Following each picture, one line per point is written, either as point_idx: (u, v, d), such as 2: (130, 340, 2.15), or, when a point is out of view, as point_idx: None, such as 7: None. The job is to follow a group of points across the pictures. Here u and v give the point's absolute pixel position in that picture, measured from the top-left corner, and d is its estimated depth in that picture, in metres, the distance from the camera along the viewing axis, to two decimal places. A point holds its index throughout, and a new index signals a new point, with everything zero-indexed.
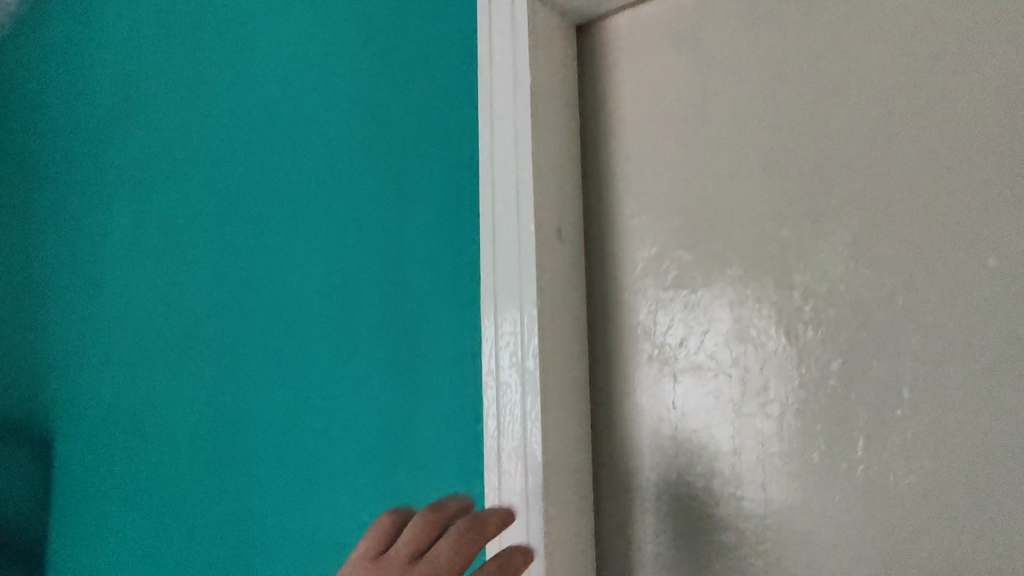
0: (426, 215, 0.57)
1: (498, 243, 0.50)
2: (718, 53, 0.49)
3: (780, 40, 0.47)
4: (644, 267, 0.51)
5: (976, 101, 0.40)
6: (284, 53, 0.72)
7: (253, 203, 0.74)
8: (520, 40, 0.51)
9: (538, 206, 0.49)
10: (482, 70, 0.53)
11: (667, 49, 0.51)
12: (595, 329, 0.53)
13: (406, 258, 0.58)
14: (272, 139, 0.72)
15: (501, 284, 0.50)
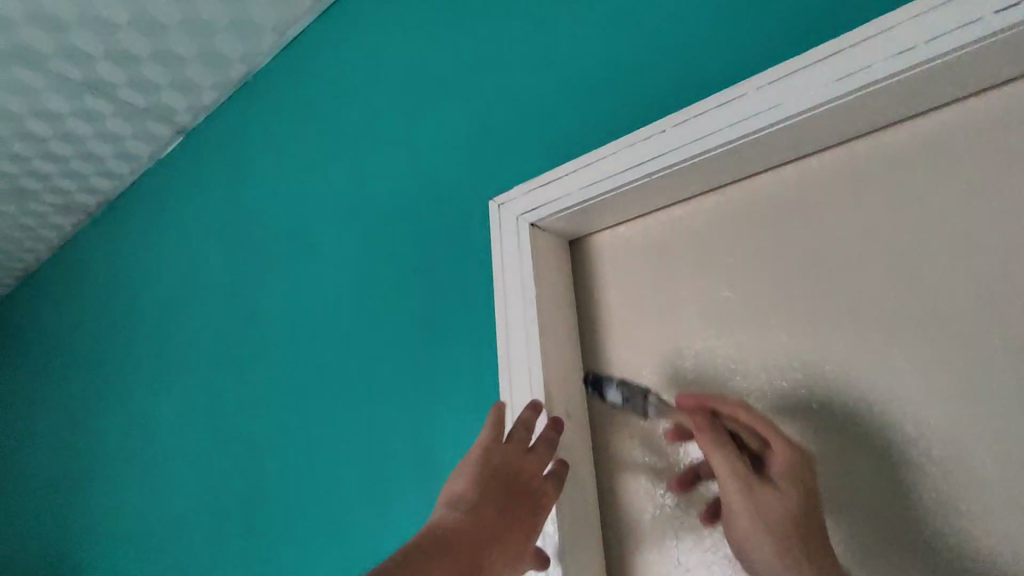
0: (452, 394, 0.69)
1: (513, 400, 0.61)
2: (682, 267, 0.63)
3: (728, 259, 0.60)
4: (642, 437, 0.62)
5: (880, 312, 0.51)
6: (346, 255, 0.91)
7: (316, 383, 0.89)
8: (527, 261, 0.65)
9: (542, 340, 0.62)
10: (496, 284, 0.66)
11: (643, 263, 0.66)
12: (605, 488, 0.63)
13: (436, 428, 0.70)
14: (333, 330, 0.89)
15: (515, 397, 0.61)
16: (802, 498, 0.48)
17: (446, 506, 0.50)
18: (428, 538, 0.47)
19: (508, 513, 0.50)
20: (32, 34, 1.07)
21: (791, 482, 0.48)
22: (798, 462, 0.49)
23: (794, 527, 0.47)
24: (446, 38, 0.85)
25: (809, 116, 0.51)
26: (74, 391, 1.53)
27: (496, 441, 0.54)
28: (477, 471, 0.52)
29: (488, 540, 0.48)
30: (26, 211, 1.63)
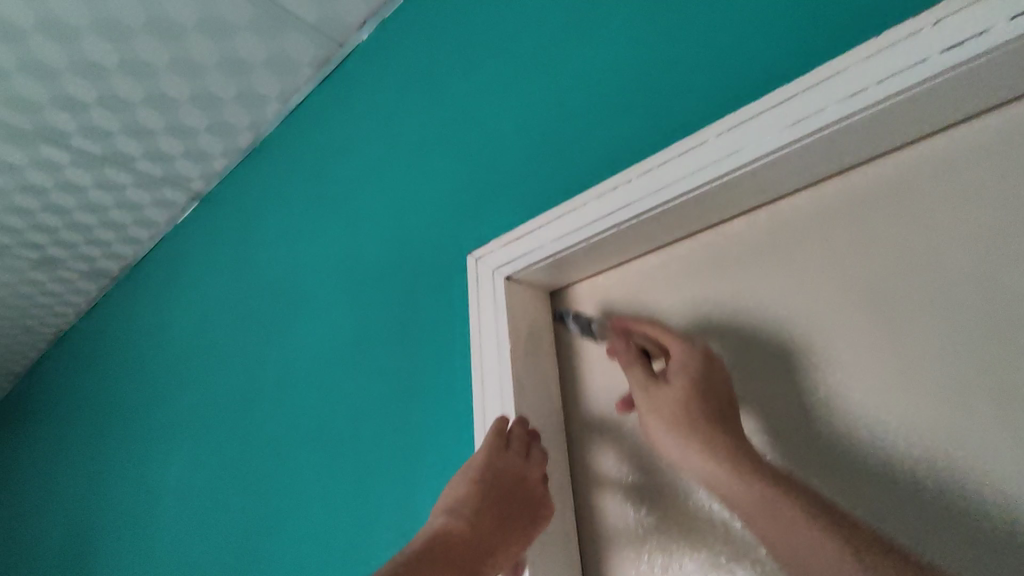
0: (432, 454, 0.68)
1: (485, 402, 0.62)
2: (659, 314, 0.62)
3: (704, 305, 0.59)
4: (622, 493, 0.60)
5: (859, 356, 0.49)
6: (342, 309, 0.91)
7: (308, 441, 0.88)
8: (502, 317, 0.65)
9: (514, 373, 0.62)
10: (474, 340, 0.66)
11: (620, 312, 0.65)
12: (587, 550, 0.60)
13: (418, 491, 0.68)
14: (324, 387, 0.89)
15: (486, 399, 0.62)
16: (691, 386, 0.50)
17: (448, 513, 0.52)
18: (433, 546, 0.49)
19: (507, 521, 0.52)
20: (55, 115, 1.14)
21: (683, 377, 0.51)
22: (692, 357, 0.52)
23: (687, 412, 0.49)
24: (431, 100, 0.88)
25: (770, 160, 0.50)
26: (92, 451, 1.55)
27: (498, 450, 0.56)
28: (478, 481, 0.54)
29: (490, 548, 0.51)
30: (54, 278, 1.69)
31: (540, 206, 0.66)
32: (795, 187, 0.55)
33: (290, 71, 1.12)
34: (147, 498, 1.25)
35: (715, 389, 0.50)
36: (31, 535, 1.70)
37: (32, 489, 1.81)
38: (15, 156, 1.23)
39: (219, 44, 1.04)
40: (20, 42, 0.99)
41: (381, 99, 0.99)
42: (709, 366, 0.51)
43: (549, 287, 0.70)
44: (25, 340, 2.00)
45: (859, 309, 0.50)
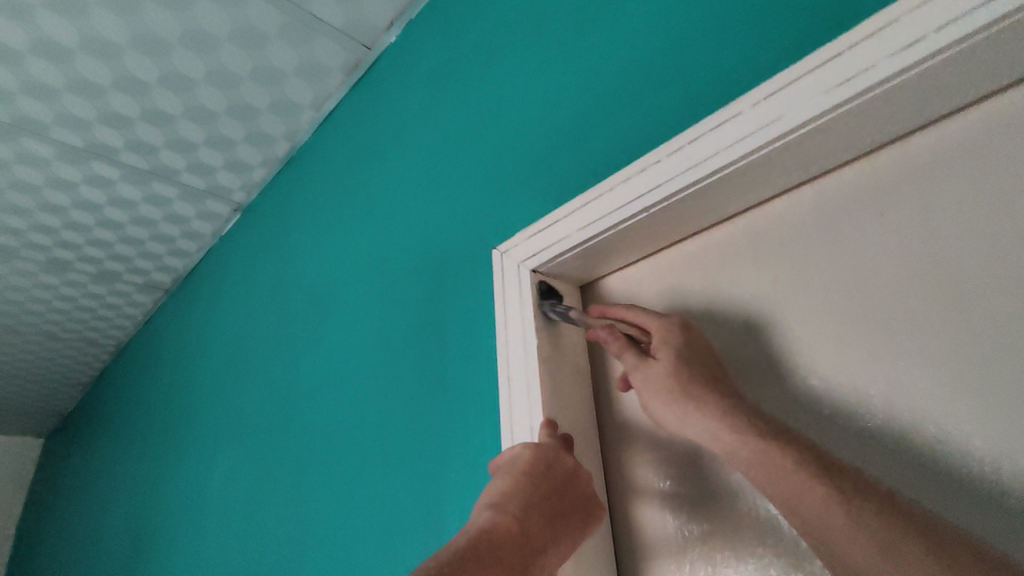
0: (459, 456, 0.65)
1: (512, 410, 0.59)
2: (692, 304, 0.58)
3: (747, 294, 0.54)
4: (661, 500, 0.55)
5: (923, 344, 0.44)
6: (373, 311, 0.90)
7: (338, 444, 0.87)
8: (528, 311, 0.62)
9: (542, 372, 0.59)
10: (501, 337, 0.63)
11: (654, 303, 0.61)
12: (624, 560, 0.56)
13: (443, 496, 0.65)
14: (355, 390, 0.88)
15: (514, 406, 0.59)
16: (678, 358, 0.49)
17: (493, 508, 0.46)
18: (479, 545, 0.43)
19: (556, 521, 0.48)
20: (105, 131, 1.19)
21: (668, 349, 0.50)
22: (672, 328, 0.51)
23: (678, 385, 0.48)
24: (455, 95, 0.86)
25: (815, 127, 0.45)
26: (147, 456, 1.60)
27: (553, 447, 0.51)
28: (529, 474, 0.49)
29: (539, 548, 0.45)
30: (112, 291, 1.76)
31: (566, 195, 0.63)
32: (844, 159, 0.50)
33: (321, 78, 1.13)
34: (194, 503, 1.27)
35: (699, 355, 0.50)
36: (94, 537, 1.77)
37: (95, 494, 1.88)
38: (71, 173, 1.29)
39: (252, 53, 1.06)
40: (68, 61, 1.03)
41: (408, 97, 0.98)
42: (687, 334, 0.51)
43: (579, 280, 0.67)
44: (88, 351, 2.10)
45: (924, 291, 0.45)
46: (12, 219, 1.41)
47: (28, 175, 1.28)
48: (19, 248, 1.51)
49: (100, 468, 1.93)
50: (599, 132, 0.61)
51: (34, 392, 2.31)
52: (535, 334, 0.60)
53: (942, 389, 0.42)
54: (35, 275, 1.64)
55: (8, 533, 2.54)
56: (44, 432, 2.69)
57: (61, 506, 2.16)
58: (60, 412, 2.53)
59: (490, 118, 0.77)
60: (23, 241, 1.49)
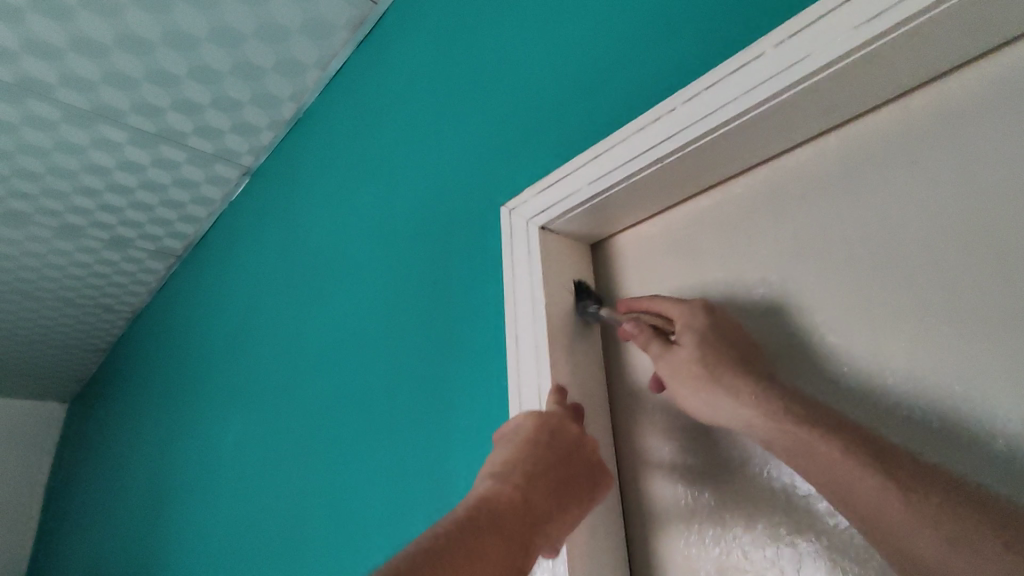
0: (466, 416, 0.65)
1: (520, 369, 0.58)
2: (705, 262, 0.56)
3: (763, 250, 0.52)
4: (670, 460, 0.54)
5: (947, 299, 0.42)
6: (380, 274, 0.89)
7: (349, 405, 0.87)
8: (536, 270, 0.60)
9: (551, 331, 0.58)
10: (508, 294, 0.61)
11: (667, 262, 0.59)
12: (632, 519, 0.55)
13: (451, 456, 0.65)
14: (364, 350, 0.87)
15: (523, 365, 0.58)
16: (702, 342, 0.47)
17: (495, 478, 0.46)
18: (479, 514, 0.42)
19: (562, 490, 0.46)
20: (109, 92, 1.17)
21: (692, 334, 0.47)
22: (695, 310, 0.49)
23: (707, 370, 0.46)
24: (463, 48, 0.83)
25: (842, 67, 0.42)
26: (165, 419, 1.63)
27: (559, 416, 0.50)
28: (531, 443, 0.48)
29: (543, 517, 0.44)
30: (125, 257, 1.77)
31: (576, 150, 0.60)
32: (868, 105, 0.47)
33: (327, 35, 1.10)
34: (209, 462, 1.30)
35: (724, 336, 0.47)
36: (116, 497, 1.82)
37: (116, 455, 1.93)
38: (78, 136, 1.28)
39: (255, 10, 1.03)
40: (68, 18, 1.01)
41: (414, 55, 0.96)
42: (713, 317, 0.48)
43: (590, 238, 0.65)
44: (106, 317, 2.13)
45: (953, 243, 0.42)
46: (23, 184, 1.41)
47: (36, 139, 1.27)
48: (31, 214, 1.52)
49: (120, 430, 1.97)
50: (611, 84, 0.58)
51: (55, 358, 2.36)
52: (543, 292, 0.59)
53: (970, 345, 0.40)
54: (48, 241, 1.65)
55: (37, 493, 2.63)
56: (66, 396, 2.75)
57: (85, 467, 2.22)
58: (82, 377, 2.59)
59: (498, 72, 0.74)
60: (35, 206, 1.50)
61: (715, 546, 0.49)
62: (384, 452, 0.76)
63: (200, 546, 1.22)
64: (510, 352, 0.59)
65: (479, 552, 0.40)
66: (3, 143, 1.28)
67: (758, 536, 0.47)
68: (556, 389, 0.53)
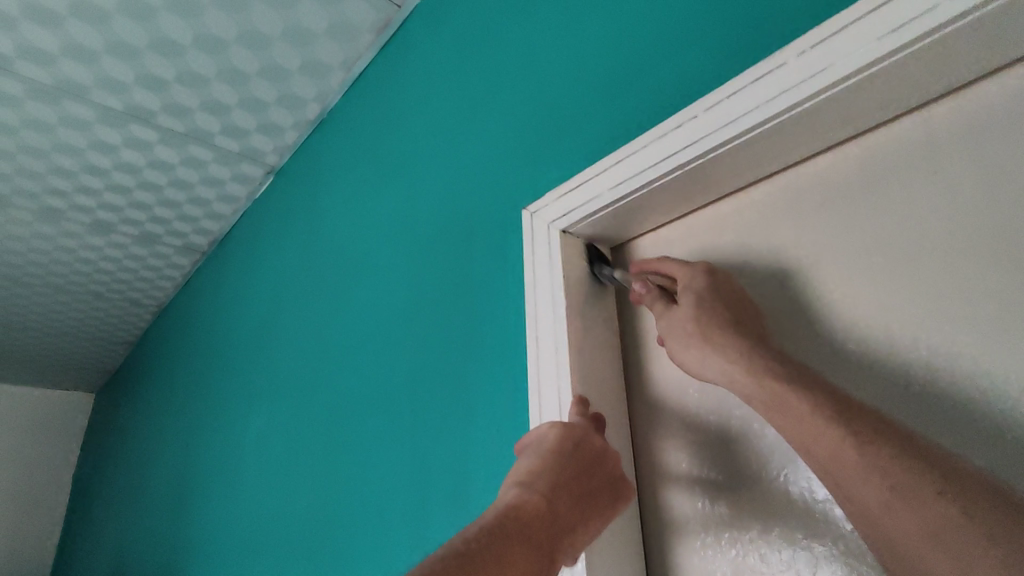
0: (486, 416, 0.66)
1: (540, 371, 0.59)
2: (725, 268, 0.57)
3: (782, 256, 0.53)
4: (688, 464, 0.55)
5: (968, 309, 0.42)
6: (402, 274, 0.91)
7: (371, 402, 0.89)
8: (557, 274, 0.61)
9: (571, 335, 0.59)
10: (529, 297, 0.63)
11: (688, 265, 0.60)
12: (649, 519, 0.57)
13: (470, 456, 0.67)
14: (386, 349, 0.89)
15: (543, 367, 0.59)
16: (698, 301, 0.50)
17: (521, 486, 0.47)
18: (508, 521, 0.44)
19: (585, 500, 0.48)
20: (141, 94, 1.20)
21: (689, 294, 0.51)
22: (696, 273, 0.52)
23: (699, 327, 0.49)
24: (486, 52, 0.84)
25: (863, 78, 0.43)
26: (189, 411, 1.67)
27: (583, 429, 0.51)
28: (557, 454, 0.49)
29: (568, 527, 0.46)
30: (153, 253, 1.82)
31: (597, 156, 0.61)
32: (890, 115, 0.48)
33: (352, 37, 1.12)
34: (233, 454, 1.33)
35: (723, 298, 0.50)
36: (141, 486, 1.87)
37: (142, 445, 1.99)
38: (110, 136, 1.32)
39: (282, 14, 1.05)
40: (104, 22, 1.04)
41: (437, 58, 0.97)
42: (712, 278, 0.51)
43: (610, 242, 0.66)
44: (133, 311, 2.18)
45: (972, 253, 0.43)
46: (58, 181, 1.46)
47: (71, 138, 1.32)
48: (65, 210, 1.57)
49: (146, 421, 2.03)
50: (633, 92, 0.59)
51: (85, 349, 2.43)
52: (563, 297, 0.60)
53: (989, 353, 0.41)
54: (80, 237, 1.70)
55: (66, 481, 2.71)
56: (94, 387, 2.83)
57: (112, 456, 2.29)
58: (109, 369, 2.66)
59: (521, 76, 0.76)
60: (69, 203, 1.54)
61: (731, 547, 0.50)
62: (405, 451, 0.78)
63: (223, 536, 1.26)
64: (530, 353, 0.61)
65: (509, 559, 0.41)
66: (40, 143, 1.32)
67: (774, 539, 0.48)
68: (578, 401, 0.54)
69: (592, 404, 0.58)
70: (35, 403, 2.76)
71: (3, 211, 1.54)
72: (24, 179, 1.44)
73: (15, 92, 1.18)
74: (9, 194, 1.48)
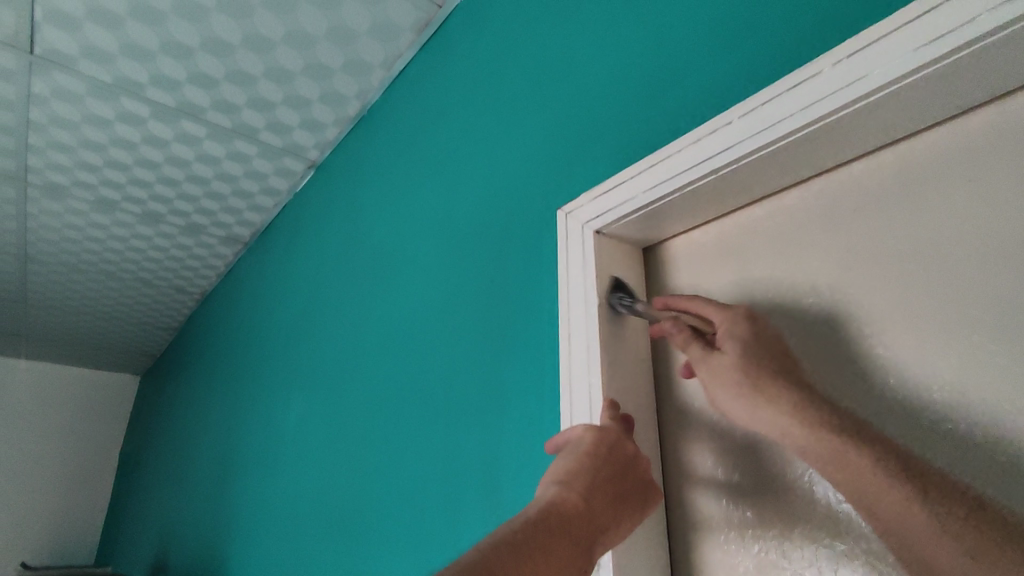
0: (518, 409, 0.69)
1: (572, 368, 0.61)
2: (756, 270, 0.58)
3: (814, 259, 0.54)
4: (715, 461, 0.57)
5: (1000, 317, 0.42)
6: (438, 270, 0.94)
7: (406, 391, 0.93)
8: (590, 272, 0.63)
9: (602, 332, 0.61)
10: (563, 294, 0.65)
11: (722, 267, 0.61)
12: (675, 513, 0.58)
13: (501, 447, 0.69)
14: (422, 341, 0.93)
15: (574, 363, 0.61)
16: (744, 350, 0.48)
17: (560, 485, 0.48)
18: (549, 518, 0.45)
19: (618, 503, 0.49)
20: (192, 91, 1.26)
21: (734, 342, 0.49)
22: (737, 319, 0.50)
23: (748, 379, 0.47)
24: (524, 53, 0.86)
25: (900, 87, 0.44)
26: (231, 395, 1.75)
27: (617, 433, 0.53)
28: (593, 455, 0.50)
29: (602, 528, 0.47)
30: (198, 243, 1.89)
31: (632, 158, 0.63)
32: (927, 123, 0.48)
33: (393, 37, 1.15)
34: (272, 437, 1.39)
35: (765, 347, 0.48)
36: (184, 465, 1.97)
37: (185, 426, 2.08)
38: (163, 131, 1.38)
39: (328, 15, 1.09)
40: (161, 23, 1.10)
41: (476, 58, 0.99)
42: (755, 326, 0.49)
43: (643, 242, 0.67)
44: (178, 298, 2.28)
45: (1006, 262, 0.43)
46: (114, 173, 1.53)
47: (126, 133, 1.38)
48: (119, 200, 1.65)
49: (189, 402, 2.12)
50: (669, 95, 0.60)
51: (133, 333, 2.54)
52: (596, 295, 0.62)
53: (1019, 363, 0.41)
54: (132, 226, 1.78)
55: (113, 456, 2.85)
56: (140, 370, 2.96)
57: (156, 435, 2.40)
58: (154, 353, 2.78)
59: (558, 77, 0.77)
60: (123, 194, 1.62)
61: (754, 543, 0.52)
62: (438, 441, 0.81)
63: (262, 515, 1.32)
64: (562, 349, 0.63)
65: (549, 554, 0.43)
66: (98, 137, 1.39)
67: (797, 536, 0.49)
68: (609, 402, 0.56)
69: (621, 399, 0.60)
70: (87, 382, 2.90)
71: (64, 201, 1.63)
72: (83, 171, 1.52)
73: (78, 90, 1.25)
74: (69, 186, 1.57)
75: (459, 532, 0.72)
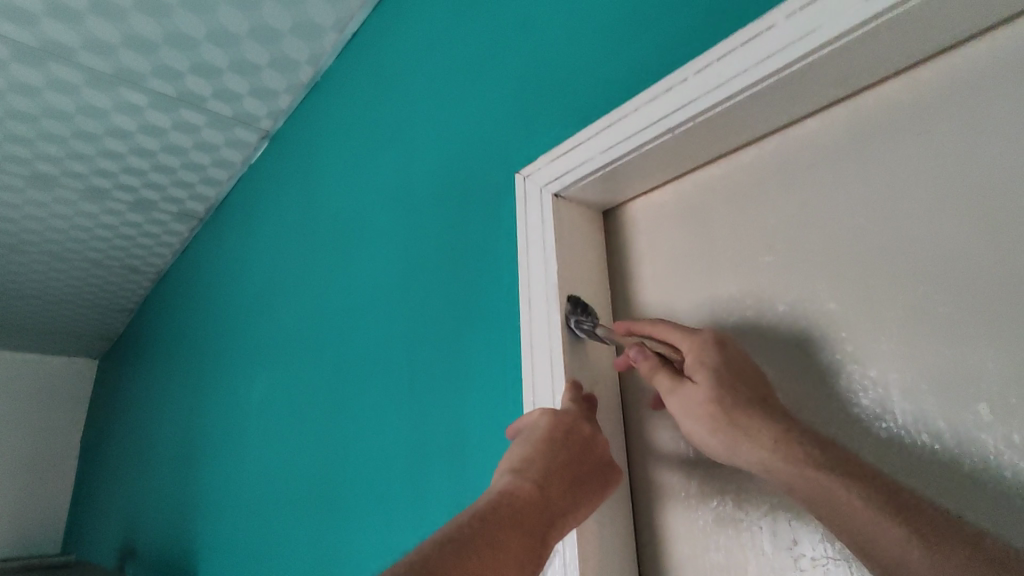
0: (481, 378, 0.68)
1: (533, 336, 0.61)
2: (713, 229, 0.58)
3: (769, 217, 0.54)
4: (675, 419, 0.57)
5: (945, 269, 0.43)
6: (397, 240, 0.91)
7: (369, 361, 0.91)
8: (549, 237, 0.62)
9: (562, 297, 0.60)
10: (522, 260, 0.64)
11: (681, 226, 0.61)
12: (637, 474, 0.59)
13: (464, 417, 0.69)
14: (384, 311, 0.91)
15: (536, 331, 0.60)
16: (718, 380, 0.46)
17: (514, 474, 0.49)
18: (501, 508, 0.46)
19: (576, 485, 0.50)
20: (129, 56, 1.18)
21: (706, 372, 0.47)
22: (707, 346, 0.48)
23: (721, 410, 0.45)
24: (479, 12, 0.83)
25: (854, 38, 0.43)
26: (192, 376, 1.71)
27: (574, 417, 0.53)
28: (547, 442, 0.51)
29: (560, 512, 0.48)
30: (149, 220, 1.82)
31: (589, 118, 0.61)
32: (882, 75, 0.48)
33: None
34: (235, 414, 1.37)
35: (740, 373, 0.47)
36: (147, 449, 1.92)
37: (147, 409, 2.03)
38: (100, 100, 1.30)
39: None
40: None
41: (430, 20, 0.95)
42: (725, 351, 0.48)
43: (602, 205, 0.67)
44: (132, 278, 2.19)
45: (952, 212, 0.43)
46: (50, 147, 1.45)
47: (61, 102, 1.30)
48: (60, 176, 1.56)
49: (150, 386, 2.07)
50: (624, 52, 0.59)
51: (86, 316, 2.45)
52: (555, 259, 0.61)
53: (962, 312, 0.42)
54: (76, 203, 1.69)
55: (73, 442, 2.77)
56: (97, 353, 2.87)
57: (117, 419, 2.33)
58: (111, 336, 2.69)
59: (513, 37, 0.75)
60: (63, 169, 1.54)
61: (713, 499, 0.53)
62: (402, 412, 0.81)
63: (228, 492, 1.30)
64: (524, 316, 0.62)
65: (501, 543, 0.43)
66: (28, 106, 1.31)
67: (753, 490, 0.50)
68: (572, 382, 0.56)
69: (582, 365, 0.60)
70: (41, 369, 2.80)
71: None
72: (16, 145, 1.43)
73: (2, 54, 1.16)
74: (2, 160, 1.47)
75: (424, 504, 0.72)
